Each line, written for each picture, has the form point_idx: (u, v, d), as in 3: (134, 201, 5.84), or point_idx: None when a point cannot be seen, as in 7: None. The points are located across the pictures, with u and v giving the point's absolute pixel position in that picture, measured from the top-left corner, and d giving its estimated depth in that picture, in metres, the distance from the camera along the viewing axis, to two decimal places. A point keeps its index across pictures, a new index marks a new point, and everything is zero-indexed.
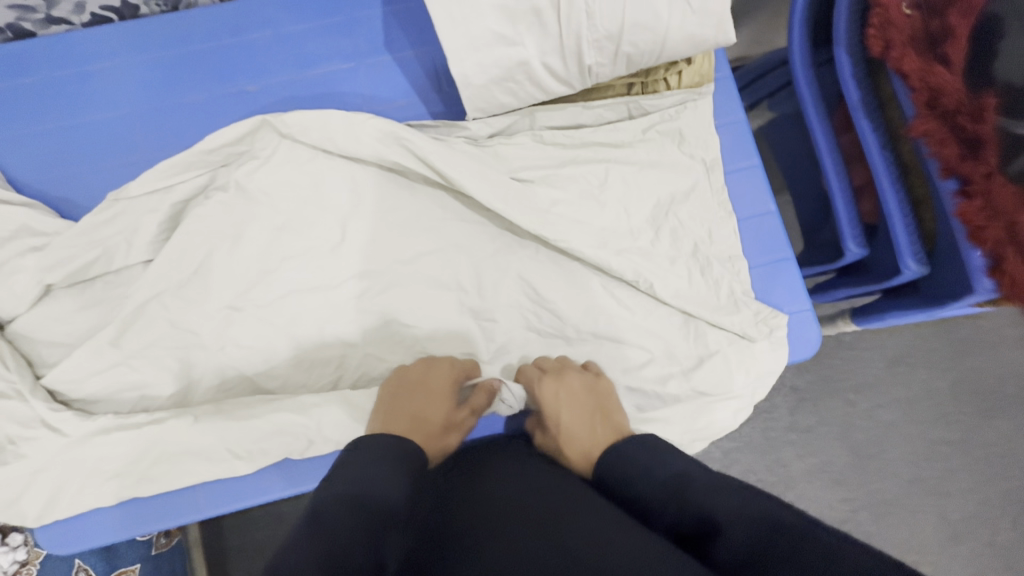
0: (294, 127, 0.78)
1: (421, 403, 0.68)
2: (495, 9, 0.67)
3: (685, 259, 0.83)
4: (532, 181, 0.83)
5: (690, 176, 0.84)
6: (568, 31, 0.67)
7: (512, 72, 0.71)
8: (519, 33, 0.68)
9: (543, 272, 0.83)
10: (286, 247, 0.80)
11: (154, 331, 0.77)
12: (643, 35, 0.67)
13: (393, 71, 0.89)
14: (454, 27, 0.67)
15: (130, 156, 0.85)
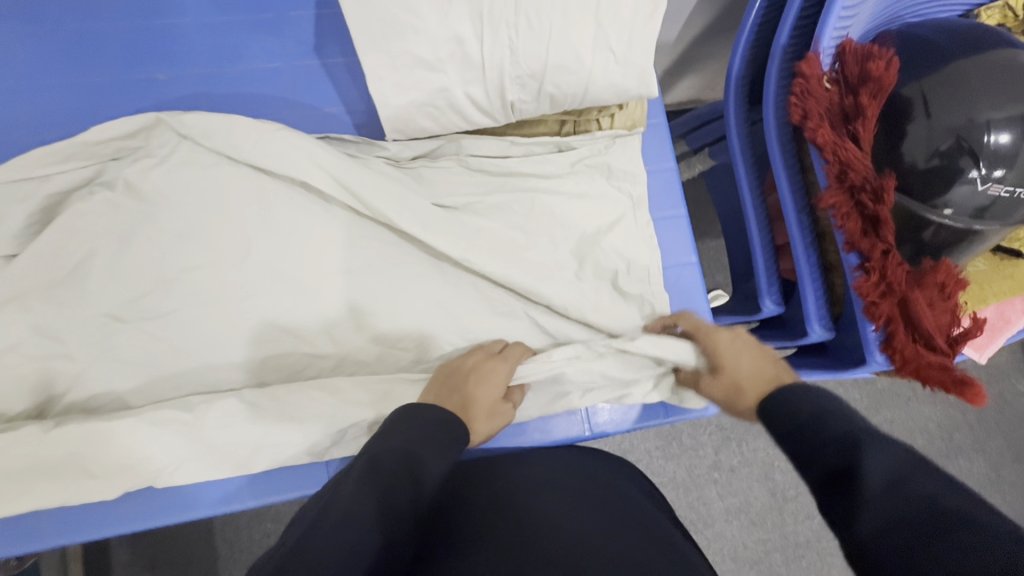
0: (194, 128, 0.74)
1: (472, 388, 0.68)
2: (416, 34, 0.66)
3: (605, 300, 0.80)
4: (456, 208, 0.80)
5: (618, 209, 0.83)
6: (490, 64, 0.67)
7: (435, 99, 0.71)
8: (440, 60, 0.68)
9: (459, 302, 0.79)
10: (179, 252, 0.74)
11: (10, 334, 0.69)
12: (565, 78, 0.68)
13: (320, 76, 0.84)
14: (374, 47, 0.67)
15: (10, 135, 0.77)
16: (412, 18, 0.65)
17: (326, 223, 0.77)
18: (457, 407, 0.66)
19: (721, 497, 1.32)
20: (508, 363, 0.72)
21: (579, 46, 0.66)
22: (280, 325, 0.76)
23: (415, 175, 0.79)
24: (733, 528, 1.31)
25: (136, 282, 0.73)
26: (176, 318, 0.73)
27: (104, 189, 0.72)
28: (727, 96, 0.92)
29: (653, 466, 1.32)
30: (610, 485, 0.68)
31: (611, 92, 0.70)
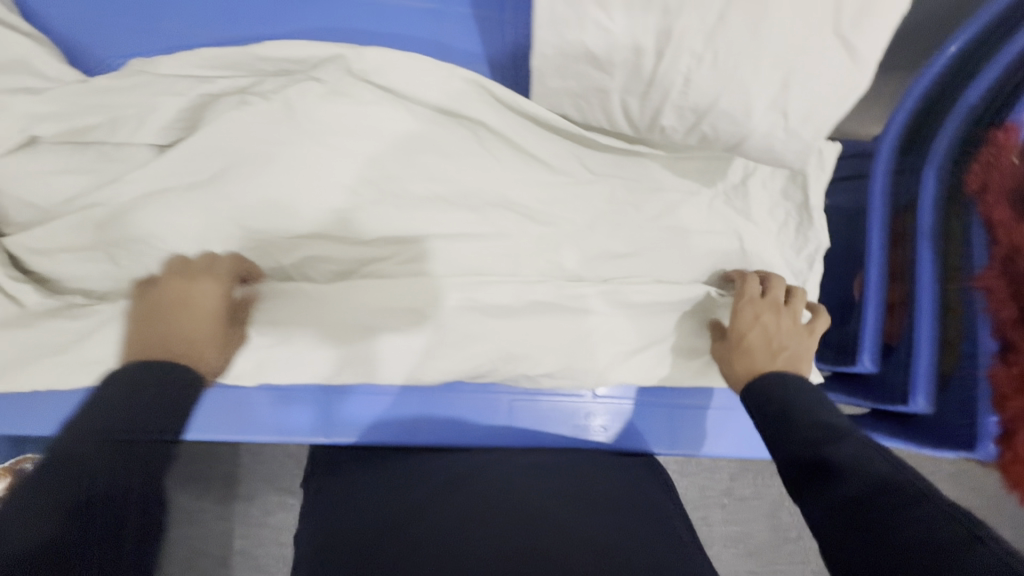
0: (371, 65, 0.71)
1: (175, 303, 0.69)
2: (601, 27, 0.60)
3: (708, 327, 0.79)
4: (581, 199, 0.78)
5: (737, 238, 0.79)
6: (660, 83, 0.61)
7: (586, 94, 0.67)
8: (613, 60, 0.62)
9: (573, 295, 0.77)
10: (310, 180, 0.72)
11: (145, 225, 0.69)
12: (725, 125, 0.61)
13: (476, 31, 0.81)
14: (552, 24, 0.62)
15: (170, 25, 0.77)
16: (604, 12, 0.59)
17: (462, 177, 0.76)
18: None
19: (726, 522, 1.33)
20: None
21: (753, 99, 0.58)
22: (394, 271, 0.75)
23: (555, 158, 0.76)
24: (728, 554, 1.32)
25: (266, 203, 0.72)
26: (302, 242, 0.74)
27: (257, 101, 0.71)
28: (883, 139, 0.87)
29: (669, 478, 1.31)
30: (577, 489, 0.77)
31: (762, 153, 0.64)
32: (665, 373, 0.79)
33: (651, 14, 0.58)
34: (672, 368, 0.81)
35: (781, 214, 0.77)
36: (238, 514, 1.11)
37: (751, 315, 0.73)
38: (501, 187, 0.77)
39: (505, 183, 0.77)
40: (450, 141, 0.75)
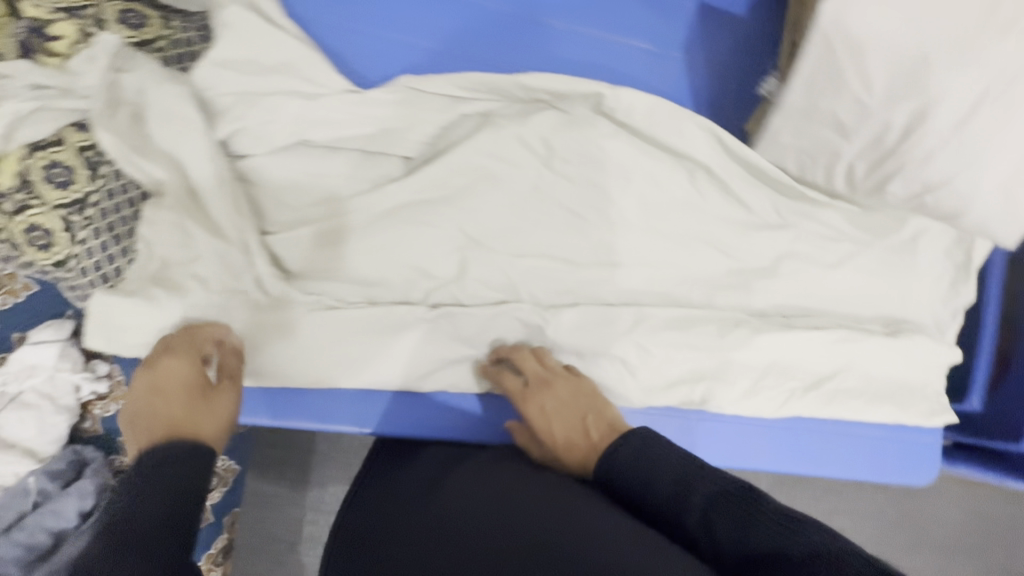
0: (622, 105, 0.77)
1: (542, 407, 0.69)
2: (855, 101, 0.67)
3: (866, 370, 0.87)
4: (766, 242, 0.85)
5: (895, 290, 0.88)
6: (899, 158, 0.69)
7: (817, 154, 0.73)
8: (856, 131, 0.69)
9: (765, 334, 0.82)
10: (539, 204, 0.78)
11: (393, 234, 0.73)
12: (950, 200, 0.69)
13: (686, 73, 0.86)
14: (808, 92, 0.69)
15: (415, 38, 0.77)
16: (864, 90, 0.66)
17: (671, 213, 0.82)
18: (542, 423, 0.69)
19: None
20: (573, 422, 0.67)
21: (982, 182, 0.67)
22: (602, 294, 0.80)
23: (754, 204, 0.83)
24: None
25: (499, 221, 0.77)
26: (523, 260, 0.78)
27: (505, 125, 0.75)
28: None
29: None
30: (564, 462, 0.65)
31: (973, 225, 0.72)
32: (828, 409, 0.85)
33: (911, 99, 0.65)
34: (838, 406, 0.86)
35: (938, 271, 0.88)
36: (310, 502, 1.09)
37: (540, 375, 0.72)
38: (699, 224, 0.83)
39: (707, 221, 0.83)
40: (666, 178, 0.80)
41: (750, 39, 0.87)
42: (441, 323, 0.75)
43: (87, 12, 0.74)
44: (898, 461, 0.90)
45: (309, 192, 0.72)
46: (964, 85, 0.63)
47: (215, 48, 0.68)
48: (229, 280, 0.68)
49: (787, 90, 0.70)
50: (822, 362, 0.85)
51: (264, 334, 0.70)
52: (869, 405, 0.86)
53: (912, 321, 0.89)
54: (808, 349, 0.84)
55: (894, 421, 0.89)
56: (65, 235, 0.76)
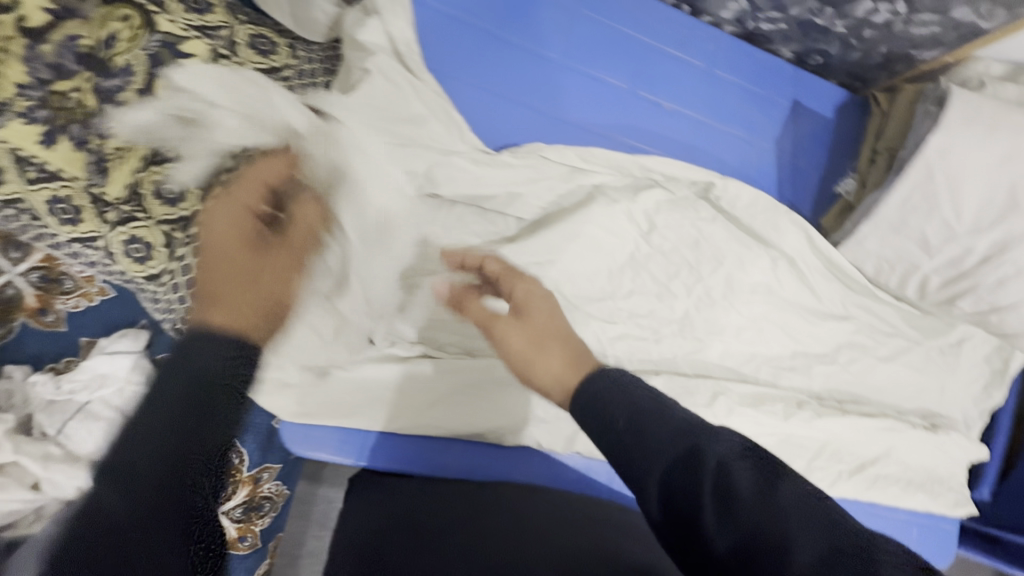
0: (727, 195, 0.82)
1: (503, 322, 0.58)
2: (941, 224, 0.75)
3: (911, 462, 0.91)
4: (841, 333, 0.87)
5: (944, 389, 0.92)
6: (974, 280, 0.76)
7: (897, 263, 0.80)
8: (938, 250, 0.76)
9: (830, 421, 0.85)
10: (636, 274, 0.80)
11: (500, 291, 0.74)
12: (1015, 321, 0.76)
13: (775, 163, 0.91)
14: (901, 207, 0.76)
15: (536, 102, 0.79)
16: (951, 216, 0.74)
17: (753, 296, 0.84)
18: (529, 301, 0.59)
19: None
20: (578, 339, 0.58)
21: None
22: (682, 367, 0.82)
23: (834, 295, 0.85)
24: None
25: (599, 287, 0.78)
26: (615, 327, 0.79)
27: (616, 197, 0.78)
28: None
29: None
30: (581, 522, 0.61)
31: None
32: (871, 494, 0.89)
33: (992, 231, 0.73)
34: (881, 491, 0.90)
35: (976, 373, 0.94)
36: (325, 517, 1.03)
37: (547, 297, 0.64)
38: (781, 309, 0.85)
39: (787, 306, 0.85)
40: (756, 262, 0.83)
41: (833, 143, 0.94)
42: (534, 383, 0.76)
43: (222, 34, 0.76)
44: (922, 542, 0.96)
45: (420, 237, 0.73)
46: None
47: (355, 92, 0.69)
48: (348, 320, 0.70)
49: (880, 202, 0.77)
50: (874, 450, 0.89)
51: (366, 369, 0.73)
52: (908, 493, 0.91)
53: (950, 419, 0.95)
54: (864, 437, 0.88)
55: (928, 510, 0.93)
56: (164, 249, 0.76)
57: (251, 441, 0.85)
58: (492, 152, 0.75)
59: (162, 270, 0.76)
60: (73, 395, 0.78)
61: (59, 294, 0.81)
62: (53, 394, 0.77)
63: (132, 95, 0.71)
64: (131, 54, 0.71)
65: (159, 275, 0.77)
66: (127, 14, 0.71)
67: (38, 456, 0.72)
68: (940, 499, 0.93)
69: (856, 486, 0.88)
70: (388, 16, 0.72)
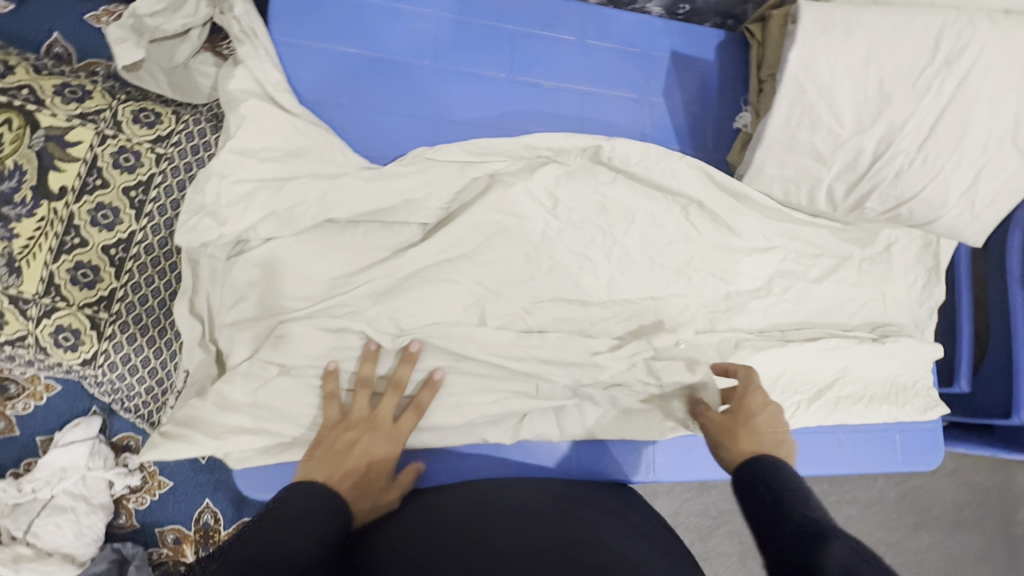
0: (620, 153, 0.82)
1: (758, 406, 0.73)
2: (826, 132, 0.76)
3: (864, 369, 0.92)
4: (763, 263, 0.89)
5: (881, 291, 0.95)
6: (872, 178, 0.76)
7: (802, 180, 0.80)
8: (833, 157, 0.77)
9: (772, 351, 0.87)
10: (554, 252, 0.82)
11: (417, 297, 0.76)
12: (922, 210, 0.77)
13: (668, 115, 0.93)
14: (785, 126, 0.77)
15: (419, 109, 0.82)
16: (834, 122, 0.75)
17: (670, 246, 0.86)
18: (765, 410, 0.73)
19: None
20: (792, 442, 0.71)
21: (948, 194, 0.76)
22: (614, 330, 0.83)
23: (747, 228, 0.87)
24: None
25: (516, 271, 0.80)
26: (541, 306, 0.80)
27: (512, 182, 0.80)
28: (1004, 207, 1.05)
29: None
30: (569, 512, 0.67)
31: (945, 230, 0.80)
32: (832, 411, 0.90)
33: (878, 126, 0.74)
34: (842, 405, 0.90)
35: (913, 274, 0.96)
36: None
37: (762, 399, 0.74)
38: (699, 253, 0.87)
39: (705, 250, 0.87)
40: (664, 214, 0.85)
41: (720, 83, 0.97)
42: (473, 377, 0.77)
43: (103, 117, 0.78)
44: (905, 447, 0.96)
45: (330, 262, 0.75)
46: (922, 111, 0.73)
47: (234, 140, 0.71)
48: (280, 357, 0.70)
49: (766, 123, 0.78)
50: (826, 366, 0.90)
51: (289, 409, 0.70)
52: (868, 401, 0.92)
53: (897, 324, 0.96)
54: (812, 357, 0.89)
55: (898, 412, 0.93)
56: (93, 331, 0.77)
57: (224, 497, 0.86)
58: (380, 166, 0.77)
59: (97, 352, 0.78)
60: (36, 493, 0.78)
61: (5, 400, 0.83)
62: (12, 499, 0.77)
63: (28, 194, 0.73)
64: (17, 154, 0.73)
65: (95, 358, 0.78)
66: (8, 118, 0.73)
67: (8, 561, 0.73)
68: (901, 396, 0.94)
69: (817, 402, 0.89)
70: (252, 62, 0.74)
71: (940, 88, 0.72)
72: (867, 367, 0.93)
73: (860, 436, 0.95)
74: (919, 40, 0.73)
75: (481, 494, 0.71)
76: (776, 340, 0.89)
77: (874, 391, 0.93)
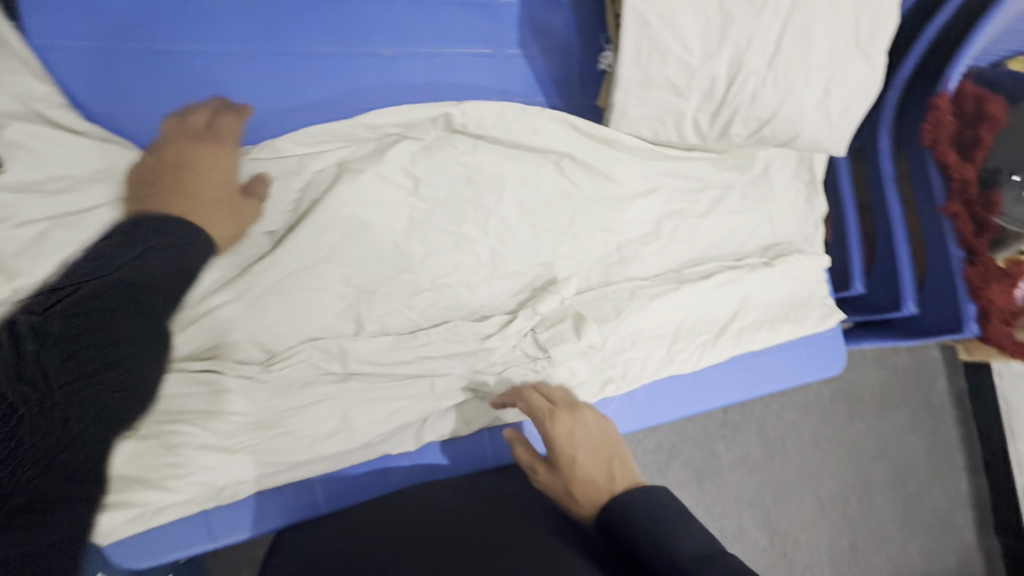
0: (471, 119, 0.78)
1: (565, 446, 0.62)
2: (676, 62, 0.72)
3: (761, 293, 0.93)
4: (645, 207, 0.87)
5: (766, 213, 0.95)
6: (731, 103, 0.74)
7: (665, 117, 0.77)
8: (689, 88, 0.74)
9: (669, 295, 0.86)
10: (423, 238, 0.75)
11: (276, 314, 0.69)
12: (784, 128, 0.76)
13: (527, 67, 0.87)
14: (637, 62, 0.72)
15: (238, 104, 0.72)
16: (683, 51, 0.71)
17: (548, 207, 0.81)
18: (579, 424, 0.64)
19: (775, 470, 1.45)
20: (591, 452, 0.61)
21: (804, 107, 0.75)
22: (505, 306, 0.79)
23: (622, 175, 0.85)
24: (775, 488, 1.45)
25: (386, 264, 0.74)
26: (420, 298, 0.75)
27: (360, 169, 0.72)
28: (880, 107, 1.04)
29: (713, 441, 1.41)
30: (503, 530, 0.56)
31: (809, 145, 0.79)
32: (737, 340, 0.91)
33: (726, 48, 0.71)
34: (746, 333, 0.92)
35: (792, 192, 0.97)
36: None
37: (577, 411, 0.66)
38: (581, 209, 0.83)
39: (586, 205, 0.83)
40: (535, 175, 0.80)
41: (578, 24, 0.91)
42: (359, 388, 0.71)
43: None
44: (812, 359, 0.99)
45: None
46: (765, 26, 0.71)
47: None
48: None
49: (616, 62, 0.73)
50: (724, 299, 0.90)
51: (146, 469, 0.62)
52: (769, 323, 0.94)
53: (786, 243, 0.98)
54: (709, 292, 0.89)
55: (799, 329, 0.96)
56: None
57: None
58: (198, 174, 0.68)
59: None
60: None
61: None
62: None
63: None
64: None
65: None
66: None
67: None
68: (800, 312, 0.96)
69: (721, 335, 0.90)
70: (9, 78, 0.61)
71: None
72: (765, 290, 0.94)
73: (769, 357, 0.97)
74: None
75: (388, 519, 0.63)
76: (671, 283, 0.88)
77: (774, 312, 0.95)
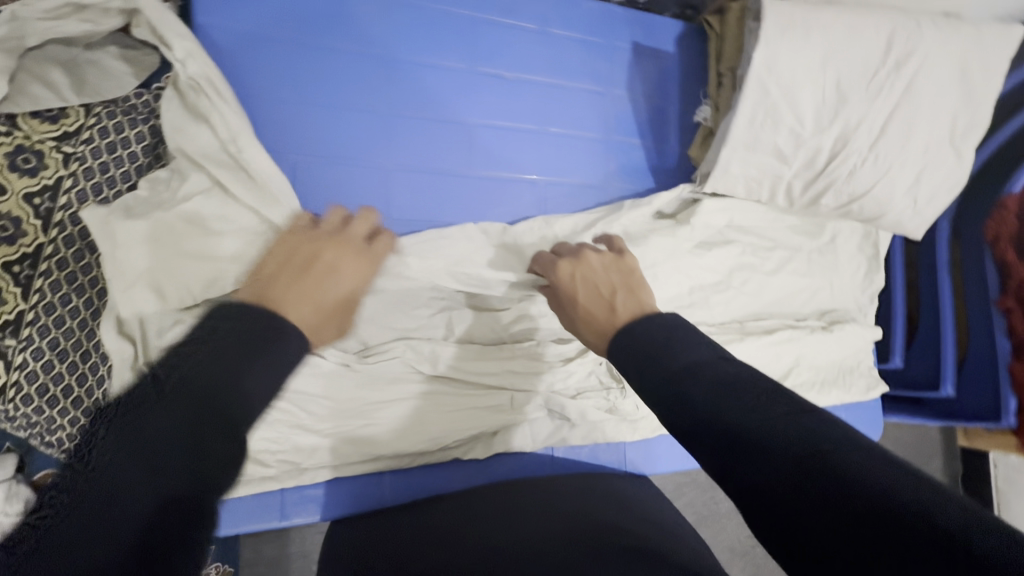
0: None
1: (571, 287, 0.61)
2: (786, 132, 0.77)
3: (816, 355, 0.97)
4: (722, 258, 0.91)
5: (829, 281, 0.99)
6: (828, 176, 0.79)
7: (764, 178, 0.81)
8: (793, 156, 0.78)
9: (734, 344, 0.89)
10: (520, 256, 0.79)
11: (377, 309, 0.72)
12: (873, 206, 0.81)
13: (630, 109, 0.92)
14: (749, 126, 0.77)
15: (370, 105, 0.77)
16: (795, 122, 0.76)
17: (636, 244, 0.85)
18: (595, 267, 0.62)
19: None
20: (612, 287, 0.59)
21: (895, 191, 0.79)
22: None
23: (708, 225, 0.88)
24: None
25: None
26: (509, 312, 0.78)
27: None
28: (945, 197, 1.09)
29: None
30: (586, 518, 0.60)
31: (891, 225, 0.84)
32: None
33: (833, 125, 0.76)
34: (797, 391, 0.95)
35: (855, 263, 1.02)
36: None
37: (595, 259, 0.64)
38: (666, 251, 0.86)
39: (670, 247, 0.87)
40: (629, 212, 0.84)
41: (681, 76, 0.96)
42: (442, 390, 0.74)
43: None
44: (851, 426, 1.03)
45: None
46: (874, 111, 0.76)
47: None
48: None
49: (729, 122, 0.77)
50: (782, 356, 0.94)
51: None
52: (818, 385, 0.97)
53: (842, 311, 1.02)
54: (770, 347, 0.92)
55: (845, 395, 0.99)
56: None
57: None
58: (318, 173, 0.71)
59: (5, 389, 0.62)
60: None
61: None
62: None
63: None
64: None
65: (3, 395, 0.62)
66: None
67: None
68: (848, 379, 1.00)
69: None
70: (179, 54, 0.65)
71: (890, 89, 0.75)
72: (819, 353, 0.97)
73: None
74: (871, 41, 0.74)
75: (470, 508, 0.65)
76: (736, 333, 0.91)
77: (824, 375, 0.98)
